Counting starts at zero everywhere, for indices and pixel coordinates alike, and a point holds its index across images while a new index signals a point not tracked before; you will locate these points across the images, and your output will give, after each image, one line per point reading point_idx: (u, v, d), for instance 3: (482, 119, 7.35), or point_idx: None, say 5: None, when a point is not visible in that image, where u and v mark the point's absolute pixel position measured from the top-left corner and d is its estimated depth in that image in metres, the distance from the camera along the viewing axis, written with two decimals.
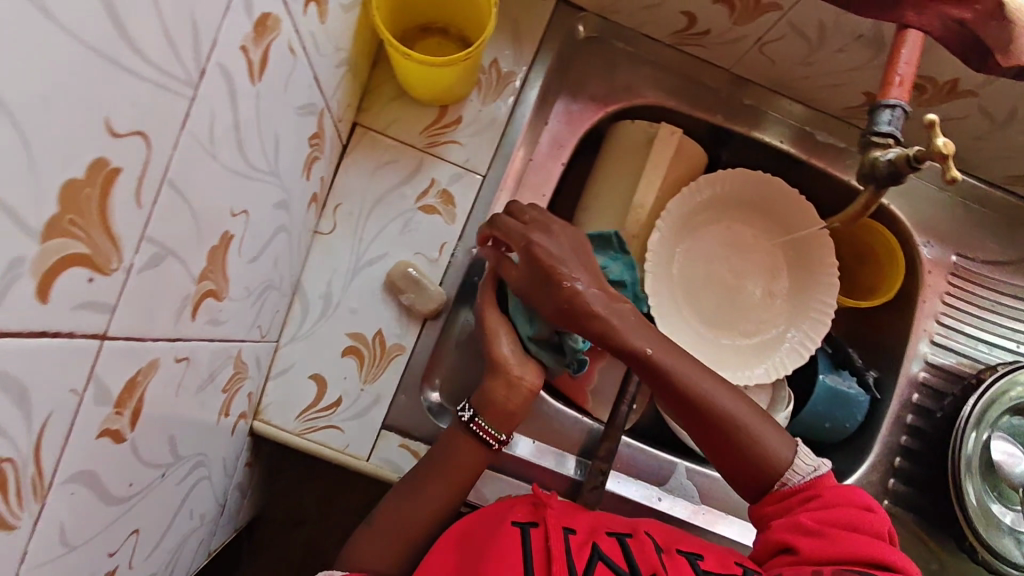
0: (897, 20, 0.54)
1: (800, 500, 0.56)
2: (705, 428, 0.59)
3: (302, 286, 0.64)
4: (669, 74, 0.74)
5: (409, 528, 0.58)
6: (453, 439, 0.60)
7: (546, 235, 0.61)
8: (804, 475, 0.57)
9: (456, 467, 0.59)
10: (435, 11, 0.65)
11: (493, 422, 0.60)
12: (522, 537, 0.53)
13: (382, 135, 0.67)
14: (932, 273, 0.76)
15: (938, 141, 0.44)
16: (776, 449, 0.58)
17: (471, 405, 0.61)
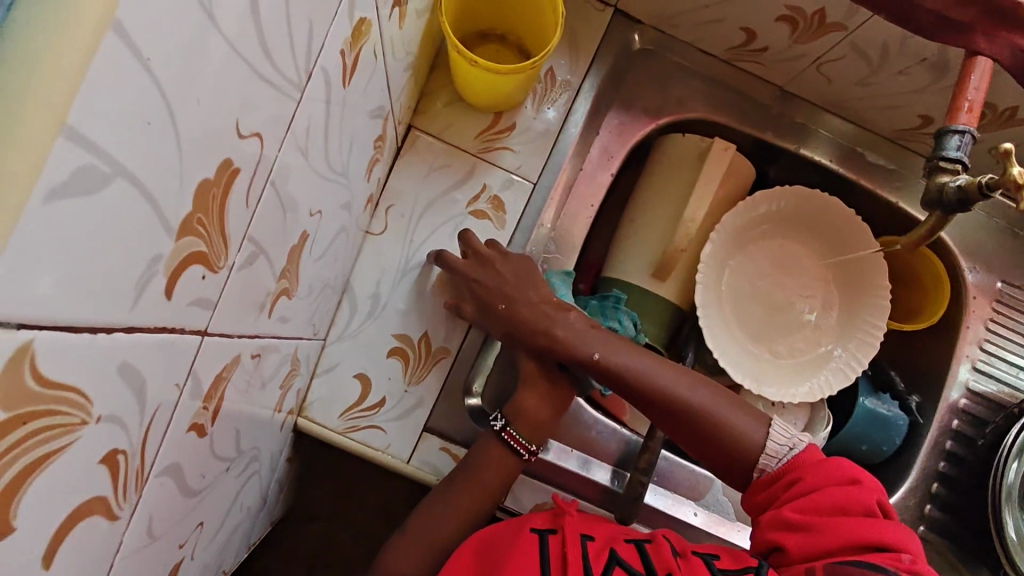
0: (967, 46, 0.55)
1: (782, 488, 0.55)
2: (675, 424, 0.60)
3: (351, 285, 0.64)
4: (722, 89, 0.74)
5: (443, 537, 0.57)
6: (484, 450, 0.60)
7: (484, 262, 0.63)
8: (779, 459, 0.57)
9: (487, 476, 0.59)
10: (496, 16, 0.66)
11: (525, 433, 0.61)
12: (540, 542, 0.52)
13: (437, 139, 0.68)
14: (977, 299, 0.75)
15: (1014, 170, 0.43)
16: (748, 434, 0.59)
17: (504, 414, 0.61)
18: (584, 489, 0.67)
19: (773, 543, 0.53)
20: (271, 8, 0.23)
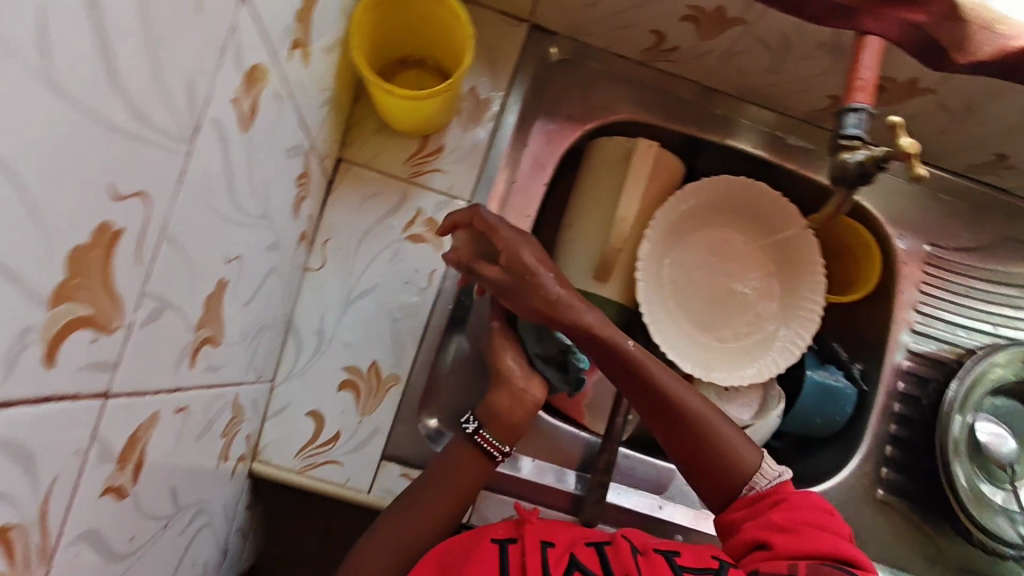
0: (856, 27, 0.55)
1: (767, 503, 0.58)
2: (682, 434, 0.61)
3: (294, 323, 0.64)
4: (643, 90, 0.76)
5: (415, 539, 0.57)
6: (458, 451, 0.60)
7: (524, 242, 0.60)
8: (770, 480, 0.60)
9: (461, 476, 0.59)
10: (411, 43, 0.66)
11: (497, 434, 0.61)
12: (499, 554, 0.52)
13: (366, 168, 0.68)
14: (908, 264, 0.78)
15: (903, 140, 0.46)
16: (746, 456, 0.61)
17: (476, 417, 0.61)
18: (551, 497, 0.68)
19: (756, 544, 0.56)
20: (133, 69, 0.23)
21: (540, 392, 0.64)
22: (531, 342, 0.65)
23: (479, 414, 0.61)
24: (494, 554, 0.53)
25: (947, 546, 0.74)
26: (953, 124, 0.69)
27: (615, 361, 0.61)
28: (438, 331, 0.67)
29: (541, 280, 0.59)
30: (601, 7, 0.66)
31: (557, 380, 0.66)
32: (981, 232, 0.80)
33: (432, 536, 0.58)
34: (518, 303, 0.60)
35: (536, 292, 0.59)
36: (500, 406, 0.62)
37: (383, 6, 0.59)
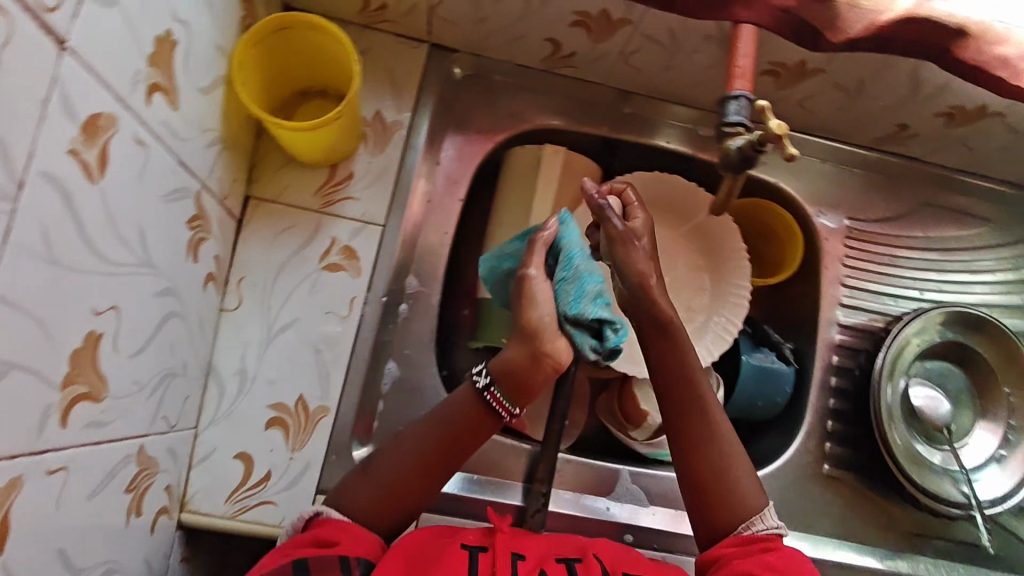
0: (729, 17, 0.56)
1: (759, 547, 0.55)
2: (702, 450, 0.59)
3: (215, 366, 0.64)
4: (551, 97, 0.76)
5: (402, 485, 0.55)
6: (465, 404, 0.57)
7: (643, 218, 0.62)
8: (768, 526, 0.56)
9: (463, 431, 0.57)
10: (309, 77, 0.66)
11: (509, 395, 0.57)
12: (468, 562, 0.50)
13: (276, 203, 0.68)
14: (830, 240, 0.79)
15: (771, 123, 0.46)
16: (754, 495, 0.58)
17: (492, 372, 0.57)
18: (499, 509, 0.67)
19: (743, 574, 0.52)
20: None
21: (563, 357, 0.57)
22: (565, 299, 0.57)
23: (494, 370, 0.57)
24: (463, 561, 0.50)
25: (895, 512, 0.75)
26: (850, 100, 0.70)
27: (666, 352, 0.60)
28: (364, 358, 0.67)
29: (636, 252, 0.60)
30: (491, 22, 0.67)
31: (585, 350, 0.57)
32: (896, 202, 0.82)
33: (418, 491, 0.55)
34: (621, 265, 0.60)
35: (634, 258, 0.60)
36: (517, 361, 0.56)
37: (268, 42, 0.58)
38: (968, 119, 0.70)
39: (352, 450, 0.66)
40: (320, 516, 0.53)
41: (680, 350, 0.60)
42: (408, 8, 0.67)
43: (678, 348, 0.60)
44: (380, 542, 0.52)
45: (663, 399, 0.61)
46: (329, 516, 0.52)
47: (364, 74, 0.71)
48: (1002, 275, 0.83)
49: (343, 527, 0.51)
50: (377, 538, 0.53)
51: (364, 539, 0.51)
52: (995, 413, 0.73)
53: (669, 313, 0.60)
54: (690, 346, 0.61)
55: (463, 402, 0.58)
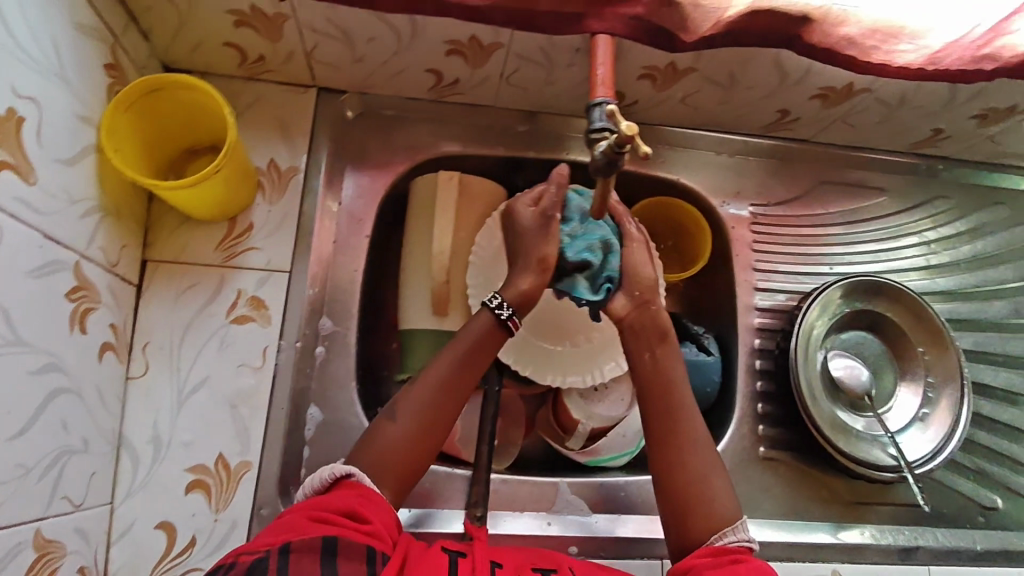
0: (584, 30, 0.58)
1: (728, 559, 0.51)
2: (679, 460, 0.58)
3: (126, 437, 0.62)
4: (445, 125, 0.78)
5: (432, 421, 0.57)
6: (484, 329, 0.61)
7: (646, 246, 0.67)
8: (738, 538, 0.53)
9: (481, 354, 0.60)
10: (193, 136, 0.66)
11: (526, 320, 0.62)
12: (449, 565, 0.48)
13: (176, 263, 0.67)
14: (736, 229, 0.81)
15: (623, 125, 0.48)
16: (729, 505, 0.56)
17: (510, 304, 0.61)
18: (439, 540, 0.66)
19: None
20: None
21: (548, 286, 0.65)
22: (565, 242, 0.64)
23: (513, 300, 0.61)
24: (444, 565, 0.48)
25: (835, 484, 0.76)
26: (728, 93, 0.72)
27: (654, 364, 0.62)
28: (283, 407, 0.66)
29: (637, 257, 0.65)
30: (368, 60, 0.68)
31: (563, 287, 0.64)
32: (795, 184, 0.84)
33: (445, 421, 0.58)
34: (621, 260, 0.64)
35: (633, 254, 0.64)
36: (534, 292, 0.62)
37: (139, 106, 0.59)
38: (839, 99, 0.72)
39: (280, 502, 0.64)
40: (351, 478, 0.52)
41: (662, 363, 0.62)
42: (286, 57, 0.68)
43: (664, 362, 0.62)
44: (394, 519, 0.50)
45: (647, 407, 0.61)
46: (359, 479, 0.52)
47: (253, 125, 0.71)
48: (907, 239, 0.86)
49: (373, 492, 0.51)
50: (392, 510, 0.52)
51: (386, 517, 0.50)
52: (913, 373, 0.76)
53: (665, 329, 0.64)
54: (674, 362, 0.63)
55: (479, 326, 0.61)
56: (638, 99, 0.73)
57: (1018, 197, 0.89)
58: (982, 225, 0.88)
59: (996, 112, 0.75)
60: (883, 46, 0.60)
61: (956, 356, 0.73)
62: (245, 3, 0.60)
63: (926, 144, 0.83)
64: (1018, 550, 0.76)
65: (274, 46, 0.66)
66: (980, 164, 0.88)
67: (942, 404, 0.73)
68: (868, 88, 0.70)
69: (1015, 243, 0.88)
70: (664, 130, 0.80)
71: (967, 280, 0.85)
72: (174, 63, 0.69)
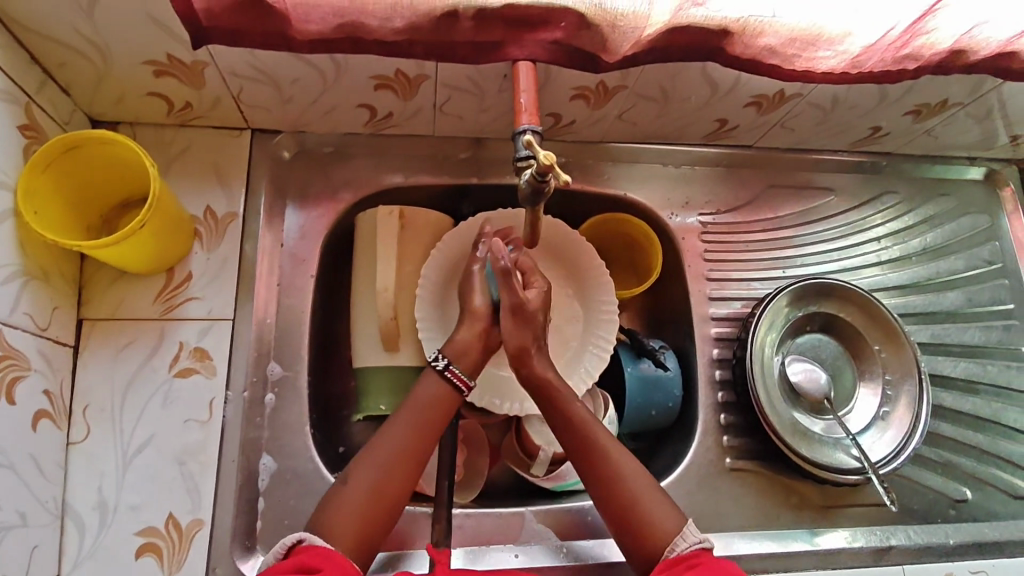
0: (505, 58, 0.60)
1: (685, 565, 0.52)
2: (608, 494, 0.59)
3: (69, 505, 0.60)
4: (386, 158, 0.77)
5: (388, 493, 0.55)
6: (431, 386, 0.60)
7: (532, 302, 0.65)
8: (690, 544, 0.55)
9: (434, 413, 0.59)
10: (123, 189, 0.65)
11: (465, 370, 0.62)
12: None
13: (113, 320, 0.65)
14: (686, 239, 0.81)
15: (541, 154, 0.48)
16: (668, 520, 0.57)
17: (446, 355, 0.62)
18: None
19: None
20: None
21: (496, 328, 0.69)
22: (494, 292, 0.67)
23: (449, 351, 0.62)
24: None
25: (803, 489, 0.75)
26: (663, 107, 0.72)
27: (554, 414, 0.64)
28: (234, 459, 0.64)
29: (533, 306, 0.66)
30: (297, 100, 0.67)
31: None
32: (742, 190, 0.84)
33: (407, 478, 0.56)
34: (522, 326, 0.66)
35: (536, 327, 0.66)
36: (466, 342, 0.63)
37: (58, 166, 0.58)
38: (773, 105, 0.73)
39: (236, 558, 0.62)
40: (302, 543, 0.50)
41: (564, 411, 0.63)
42: (212, 102, 0.67)
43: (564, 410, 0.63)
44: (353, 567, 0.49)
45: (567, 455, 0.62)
46: (312, 543, 0.50)
47: (187, 172, 0.70)
48: (858, 236, 0.86)
49: (327, 551, 0.49)
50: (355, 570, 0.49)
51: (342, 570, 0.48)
52: (871, 372, 0.76)
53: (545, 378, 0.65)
54: (576, 404, 0.64)
55: (428, 386, 0.60)
56: (574, 119, 0.73)
57: (962, 187, 0.91)
58: (929, 217, 0.88)
59: (928, 107, 0.76)
60: (802, 53, 0.62)
61: (910, 351, 0.74)
62: (162, 54, 0.59)
63: (866, 142, 0.84)
64: (990, 541, 0.75)
65: (198, 92, 0.65)
66: (923, 157, 0.89)
67: (901, 401, 0.74)
68: (799, 93, 0.71)
69: (962, 233, 0.88)
70: (606, 146, 0.79)
71: (918, 273, 0.86)
72: (101, 116, 0.68)
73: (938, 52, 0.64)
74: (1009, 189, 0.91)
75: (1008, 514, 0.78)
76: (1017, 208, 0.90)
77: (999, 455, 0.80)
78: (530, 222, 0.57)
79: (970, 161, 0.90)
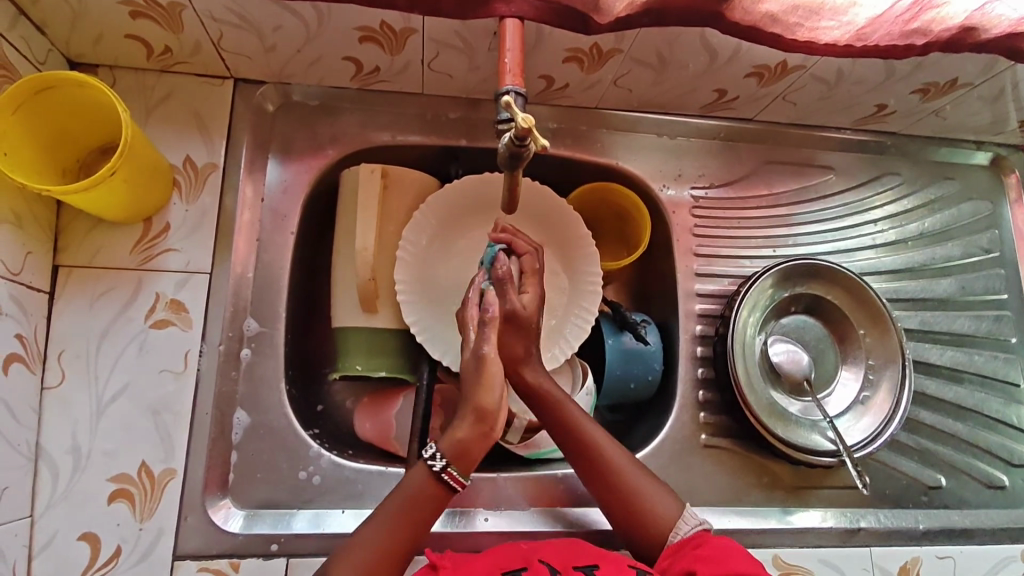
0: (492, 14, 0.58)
1: (689, 546, 0.57)
2: (603, 484, 0.63)
3: (43, 448, 0.60)
4: (373, 114, 0.75)
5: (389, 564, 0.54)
6: (419, 481, 0.58)
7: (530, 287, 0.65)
8: (692, 527, 0.60)
9: (422, 514, 0.57)
10: (100, 130, 0.64)
11: (463, 468, 0.58)
12: None
13: (90, 268, 0.64)
14: (676, 213, 0.79)
15: (519, 116, 0.46)
16: (667, 507, 0.61)
17: (444, 454, 0.58)
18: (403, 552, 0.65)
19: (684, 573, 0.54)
20: None
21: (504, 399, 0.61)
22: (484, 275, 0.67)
23: (449, 451, 0.58)
24: None
25: (777, 470, 0.75)
26: (660, 74, 0.70)
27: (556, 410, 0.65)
28: (207, 412, 0.65)
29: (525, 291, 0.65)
30: (281, 49, 0.65)
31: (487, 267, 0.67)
32: (738, 165, 0.82)
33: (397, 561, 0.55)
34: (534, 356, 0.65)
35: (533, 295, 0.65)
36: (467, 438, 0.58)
37: (29, 107, 0.56)
38: (775, 77, 0.70)
39: (206, 505, 0.63)
40: None
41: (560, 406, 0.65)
42: (193, 48, 0.65)
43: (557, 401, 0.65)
44: None
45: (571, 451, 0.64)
46: None
47: (167, 120, 0.68)
48: (855, 219, 0.83)
49: None
50: None
51: None
52: (855, 356, 0.76)
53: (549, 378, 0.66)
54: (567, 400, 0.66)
55: (416, 477, 0.58)
56: (568, 83, 0.71)
57: (966, 172, 0.88)
58: (931, 201, 0.86)
59: (937, 86, 0.73)
60: (805, 22, 0.59)
61: (895, 336, 0.73)
62: None
63: (871, 120, 0.81)
64: (959, 528, 0.76)
65: (177, 36, 0.63)
66: (929, 138, 0.86)
67: (881, 386, 0.74)
68: (803, 65, 0.68)
69: (962, 220, 0.86)
70: (602, 112, 0.77)
71: (914, 258, 0.84)
72: (80, 57, 0.66)
73: (949, 28, 0.61)
74: (1014, 176, 0.89)
75: (980, 503, 0.79)
76: (1020, 197, 0.88)
77: (978, 445, 0.80)
78: (508, 187, 0.56)
79: (977, 144, 0.87)
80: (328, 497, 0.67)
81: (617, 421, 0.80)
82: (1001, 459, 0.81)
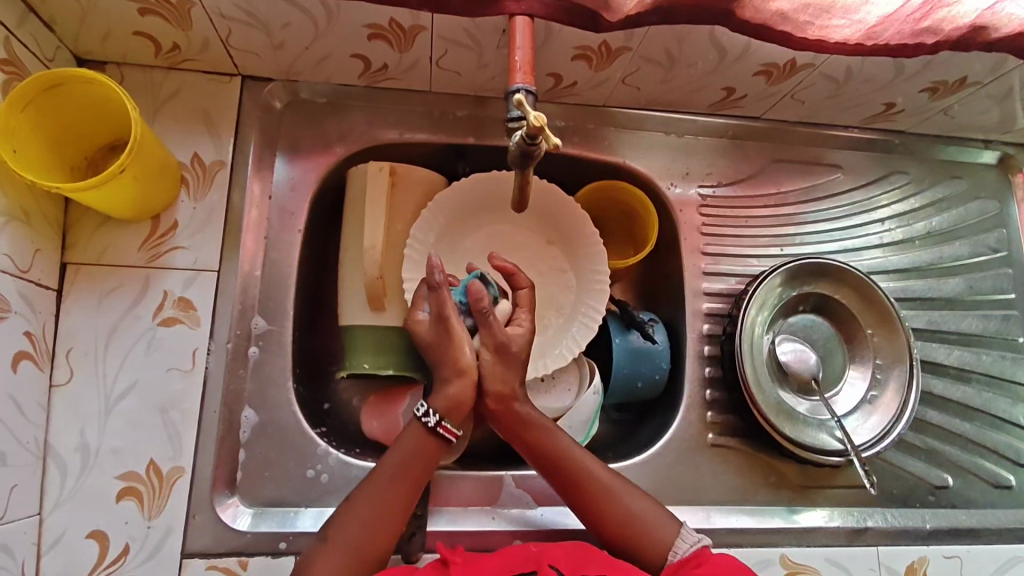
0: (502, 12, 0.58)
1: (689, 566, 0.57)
2: (598, 511, 0.62)
3: (51, 446, 0.60)
4: (380, 112, 0.75)
5: (388, 518, 0.57)
6: (415, 438, 0.61)
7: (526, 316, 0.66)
8: (691, 545, 0.60)
9: (418, 468, 0.60)
10: (108, 127, 0.64)
11: (455, 421, 0.62)
12: None
13: (98, 265, 0.64)
14: (683, 212, 0.79)
15: (531, 115, 0.46)
16: (665, 526, 0.61)
17: (437, 410, 0.61)
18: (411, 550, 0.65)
19: None
20: None
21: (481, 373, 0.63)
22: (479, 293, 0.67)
23: (440, 406, 0.61)
24: None
25: (784, 469, 0.75)
26: (668, 72, 0.69)
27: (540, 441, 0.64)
28: (215, 409, 0.65)
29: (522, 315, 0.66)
30: (289, 47, 0.65)
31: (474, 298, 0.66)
32: (746, 163, 0.81)
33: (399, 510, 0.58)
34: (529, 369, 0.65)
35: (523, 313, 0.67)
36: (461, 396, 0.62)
37: (36, 105, 0.56)
38: (784, 75, 0.70)
39: (214, 503, 0.63)
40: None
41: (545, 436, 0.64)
42: (201, 45, 0.65)
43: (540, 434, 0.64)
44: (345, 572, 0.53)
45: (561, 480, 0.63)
46: None
47: (175, 118, 0.68)
48: (862, 218, 0.83)
49: None
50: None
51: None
52: (863, 356, 0.76)
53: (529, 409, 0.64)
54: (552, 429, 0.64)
55: (412, 436, 0.61)
56: (576, 81, 0.71)
57: (974, 170, 0.88)
58: (938, 200, 0.86)
59: (946, 85, 0.73)
60: (816, 20, 0.59)
61: (903, 337, 0.73)
62: None
63: (879, 119, 0.81)
64: (966, 528, 0.76)
65: (185, 33, 0.63)
66: (937, 137, 0.86)
67: (890, 386, 0.74)
68: (811, 63, 0.68)
69: (970, 219, 0.86)
70: (609, 110, 0.77)
71: (922, 257, 0.83)
72: (87, 54, 0.66)
73: (960, 27, 0.61)
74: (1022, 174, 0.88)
75: (987, 502, 0.79)
76: None
77: (985, 444, 0.80)
78: (519, 185, 0.56)
79: (985, 143, 0.87)
80: (336, 495, 0.67)
81: (623, 419, 0.80)
82: (1008, 459, 0.81)
